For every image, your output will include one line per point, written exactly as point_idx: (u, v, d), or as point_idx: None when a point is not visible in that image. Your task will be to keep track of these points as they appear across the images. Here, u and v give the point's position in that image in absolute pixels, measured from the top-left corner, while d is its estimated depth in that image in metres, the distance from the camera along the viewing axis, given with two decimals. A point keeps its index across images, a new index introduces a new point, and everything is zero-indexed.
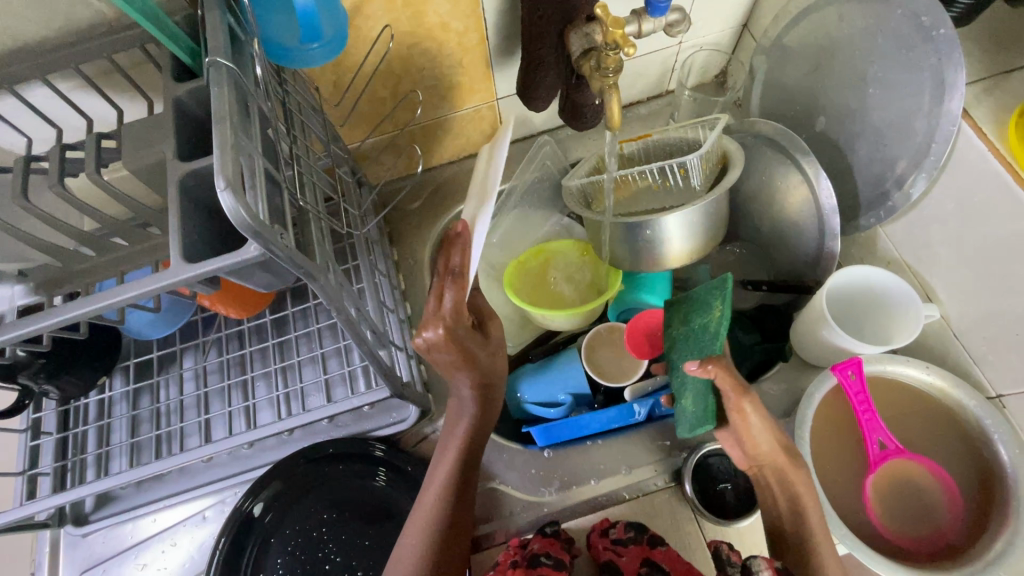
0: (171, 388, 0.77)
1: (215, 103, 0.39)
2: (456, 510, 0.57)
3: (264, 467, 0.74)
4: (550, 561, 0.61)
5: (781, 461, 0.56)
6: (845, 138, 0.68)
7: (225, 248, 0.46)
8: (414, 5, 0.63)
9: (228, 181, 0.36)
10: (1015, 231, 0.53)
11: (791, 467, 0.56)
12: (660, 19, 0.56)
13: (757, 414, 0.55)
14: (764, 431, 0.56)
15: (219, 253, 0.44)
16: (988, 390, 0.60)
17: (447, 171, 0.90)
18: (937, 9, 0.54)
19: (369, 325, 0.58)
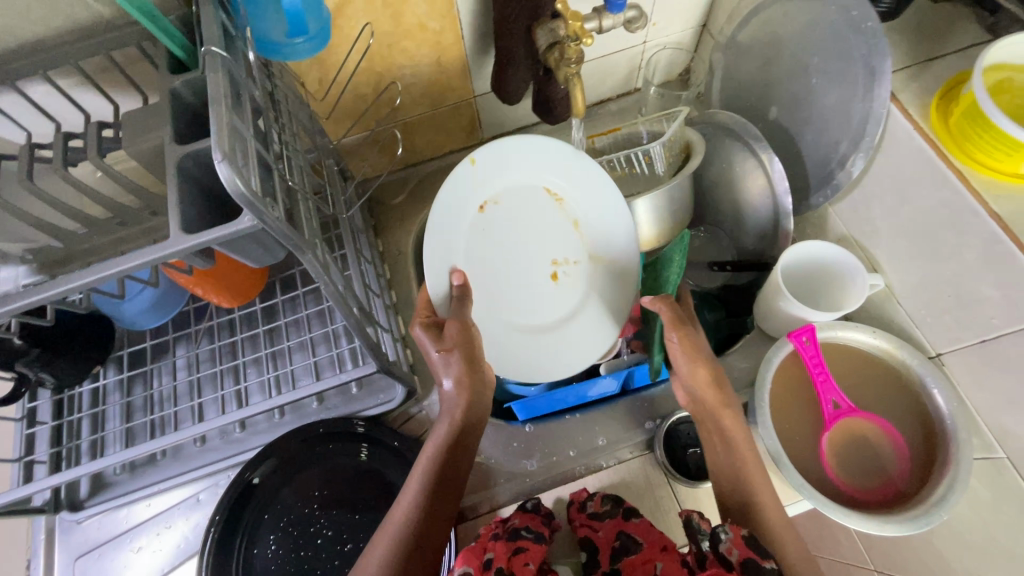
0: (164, 377, 0.80)
1: (211, 87, 0.42)
2: (430, 525, 0.54)
3: (255, 449, 0.76)
4: (529, 535, 0.61)
5: (712, 397, 0.63)
6: (794, 126, 0.74)
7: (217, 224, 0.49)
8: (394, 6, 0.67)
9: (224, 154, 0.39)
10: (941, 200, 0.59)
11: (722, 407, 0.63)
12: (619, 16, 0.62)
13: (696, 350, 0.64)
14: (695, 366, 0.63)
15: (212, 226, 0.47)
16: (929, 350, 0.64)
17: (429, 167, 0.95)
18: (864, 5, 0.60)
19: (355, 302, 0.62)
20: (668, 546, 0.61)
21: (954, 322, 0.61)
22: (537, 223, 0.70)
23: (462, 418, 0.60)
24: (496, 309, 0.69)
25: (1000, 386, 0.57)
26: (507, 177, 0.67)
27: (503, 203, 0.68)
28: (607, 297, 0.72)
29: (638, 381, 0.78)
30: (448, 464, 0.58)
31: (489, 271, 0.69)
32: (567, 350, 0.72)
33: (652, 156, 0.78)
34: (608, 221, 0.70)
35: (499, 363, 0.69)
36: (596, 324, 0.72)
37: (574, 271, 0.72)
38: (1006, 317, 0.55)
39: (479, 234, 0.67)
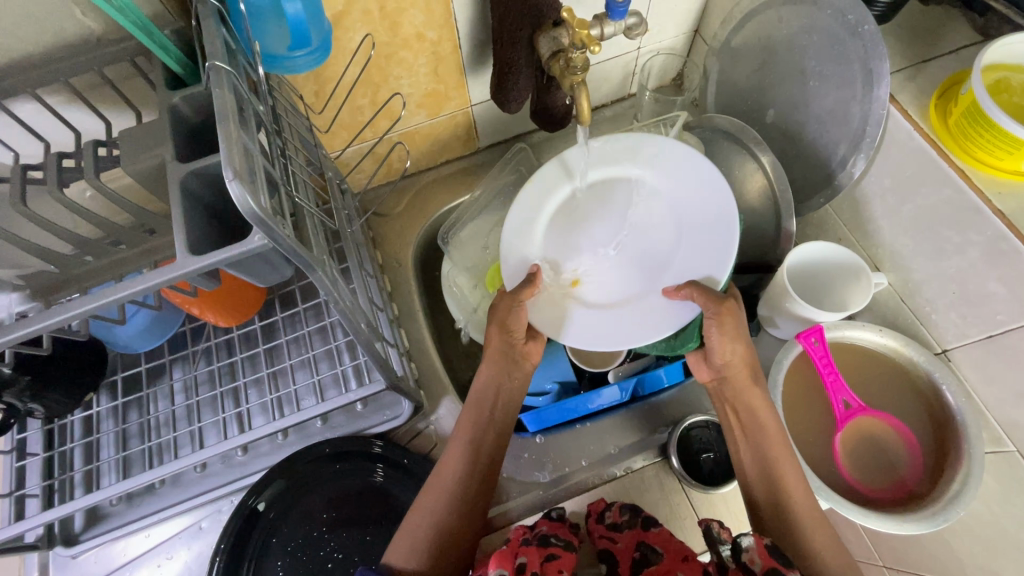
0: (160, 402, 0.77)
1: (217, 103, 0.41)
2: (476, 470, 0.63)
3: (259, 473, 0.74)
4: (561, 542, 0.59)
5: (743, 373, 0.65)
6: (792, 128, 0.75)
7: (222, 244, 0.47)
8: (391, 16, 0.67)
9: (235, 172, 0.38)
10: (943, 198, 0.60)
11: (749, 385, 0.65)
12: (620, 23, 0.62)
13: (729, 328, 0.63)
14: (736, 345, 0.64)
15: (219, 247, 0.46)
16: (936, 347, 0.65)
17: (427, 177, 0.94)
18: (861, 9, 0.61)
19: (364, 318, 0.61)
20: (689, 556, 0.58)
21: (960, 318, 0.61)
22: (607, 214, 0.74)
23: (495, 374, 0.68)
24: (584, 298, 0.72)
25: (1009, 380, 0.58)
26: (555, 188, 0.75)
27: (561, 210, 0.75)
28: (698, 244, 0.69)
29: (648, 388, 0.78)
30: (485, 416, 0.66)
31: (571, 269, 0.73)
32: (659, 308, 0.68)
33: None
34: (678, 181, 0.72)
35: (583, 335, 0.69)
36: (689, 273, 0.68)
37: (659, 237, 0.72)
38: (1012, 311, 0.56)
39: (548, 240, 0.74)
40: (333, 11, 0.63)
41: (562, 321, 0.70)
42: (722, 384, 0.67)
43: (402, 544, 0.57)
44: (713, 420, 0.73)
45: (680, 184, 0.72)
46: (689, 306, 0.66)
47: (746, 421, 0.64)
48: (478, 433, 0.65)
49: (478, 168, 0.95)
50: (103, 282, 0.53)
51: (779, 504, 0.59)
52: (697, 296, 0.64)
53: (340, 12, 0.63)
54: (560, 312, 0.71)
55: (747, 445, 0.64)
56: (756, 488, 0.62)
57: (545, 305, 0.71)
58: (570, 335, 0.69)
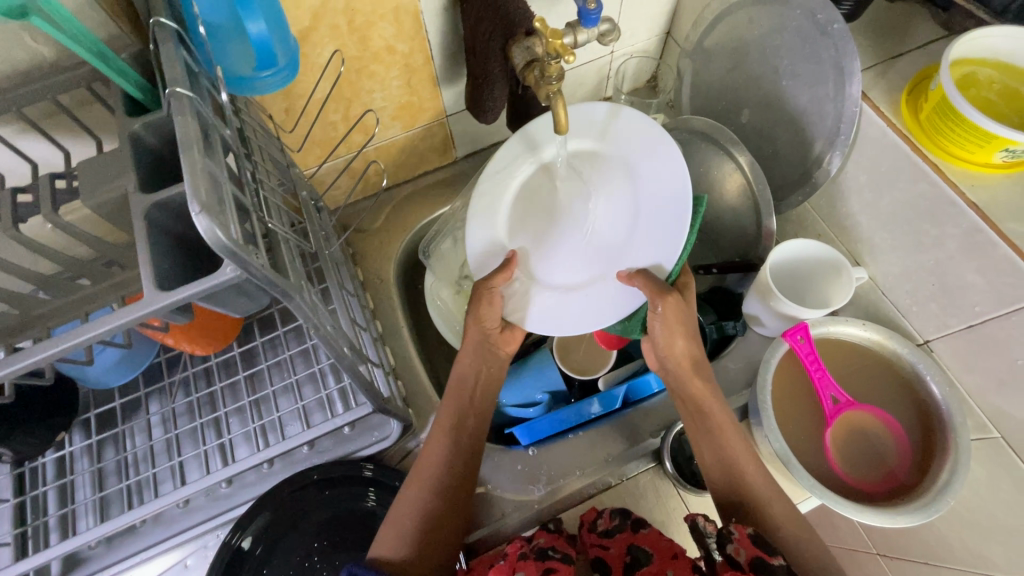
0: (137, 437, 0.74)
1: (180, 132, 0.39)
2: (461, 456, 0.63)
3: (245, 504, 0.72)
4: (558, 555, 0.58)
5: (684, 367, 0.64)
6: (768, 127, 0.76)
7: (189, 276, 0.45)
8: (360, 30, 0.65)
9: (202, 205, 0.36)
10: (918, 192, 0.60)
11: (693, 376, 0.64)
12: (593, 29, 0.61)
13: (671, 318, 0.62)
14: (671, 333, 0.63)
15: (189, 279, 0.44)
16: (917, 338, 0.66)
17: (405, 190, 0.92)
18: (829, 8, 0.62)
19: (346, 341, 0.59)
20: (679, 554, 0.58)
21: (940, 309, 0.62)
22: (571, 189, 0.72)
23: (474, 360, 0.67)
24: (547, 280, 0.71)
25: (991, 368, 0.59)
26: (520, 165, 0.74)
27: (525, 191, 0.74)
28: (660, 215, 0.66)
29: (637, 393, 0.77)
30: (465, 402, 0.66)
31: (535, 250, 0.72)
32: (617, 290, 0.68)
33: None
34: (638, 150, 0.69)
35: (545, 318, 0.70)
36: (645, 251, 0.66)
37: (619, 214, 0.70)
38: (989, 302, 0.57)
39: (511, 222, 0.74)
40: (300, 26, 0.61)
41: (525, 304, 0.70)
42: (668, 375, 0.66)
43: (387, 536, 0.57)
44: None
45: (639, 159, 0.68)
46: (635, 293, 0.66)
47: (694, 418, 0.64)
48: (459, 419, 0.65)
49: (455, 178, 0.94)
50: (67, 321, 0.50)
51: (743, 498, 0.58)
52: (645, 286, 0.63)
53: (307, 28, 0.62)
54: (523, 296, 0.70)
55: (706, 444, 0.62)
56: (717, 485, 0.61)
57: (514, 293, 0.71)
58: (533, 319, 0.70)
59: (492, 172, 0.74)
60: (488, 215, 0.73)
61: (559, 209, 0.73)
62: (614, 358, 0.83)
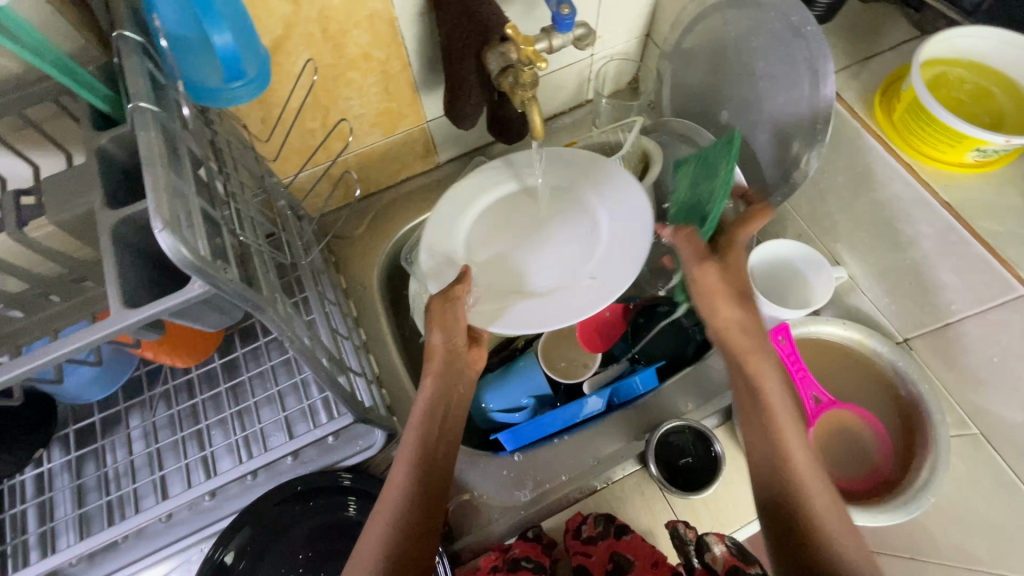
0: (118, 452, 0.74)
1: (144, 147, 0.39)
2: (427, 489, 0.56)
3: (228, 517, 0.71)
4: (530, 565, 0.65)
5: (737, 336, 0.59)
6: (746, 128, 0.76)
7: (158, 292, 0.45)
8: (335, 38, 0.65)
9: (166, 222, 0.36)
10: (894, 193, 0.61)
11: (751, 349, 0.58)
12: (568, 35, 0.61)
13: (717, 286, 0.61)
14: (718, 291, 0.60)
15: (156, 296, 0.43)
16: (897, 336, 0.66)
17: (387, 196, 0.92)
18: (802, 10, 0.62)
19: (325, 351, 0.58)
20: (660, 560, 0.63)
21: (918, 308, 0.63)
22: (534, 211, 0.74)
23: (443, 381, 0.62)
24: (511, 288, 0.69)
25: (967, 366, 0.59)
26: (478, 193, 0.75)
27: (482, 216, 0.74)
28: (618, 235, 0.69)
29: (623, 396, 0.76)
30: (435, 427, 0.60)
31: (498, 262, 0.71)
32: (586, 295, 0.66)
33: None
34: (594, 184, 0.73)
35: (511, 321, 0.65)
36: (614, 265, 0.67)
37: (577, 234, 0.71)
38: (964, 301, 0.57)
39: (473, 237, 0.73)
40: (272, 35, 0.61)
41: (489, 308, 0.66)
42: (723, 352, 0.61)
43: None
44: (690, 425, 0.72)
45: (594, 190, 0.73)
46: (601, 295, 0.65)
47: (747, 405, 0.58)
48: (428, 446, 0.58)
49: (437, 183, 0.93)
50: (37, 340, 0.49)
51: (787, 500, 0.51)
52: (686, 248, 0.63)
53: (280, 37, 0.61)
54: (487, 301, 0.67)
55: (759, 434, 0.56)
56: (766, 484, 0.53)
57: (475, 302, 0.67)
58: (498, 322, 0.65)
59: (456, 190, 0.74)
60: (446, 232, 0.72)
61: (516, 231, 0.73)
62: (599, 361, 0.83)
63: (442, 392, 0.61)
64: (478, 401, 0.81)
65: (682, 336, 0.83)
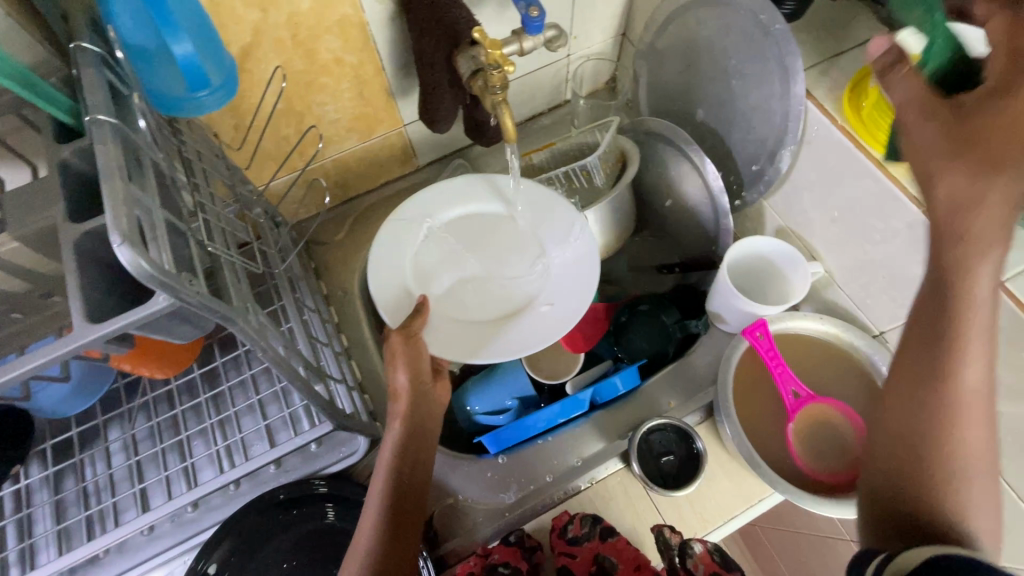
0: (98, 465, 0.73)
1: (102, 160, 0.38)
2: (398, 531, 0.53)
3: (212, 528, 0.71)
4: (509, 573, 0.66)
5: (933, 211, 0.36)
6: (722, 126, 0.77)
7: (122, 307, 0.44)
8: (305, 44, 0.65)
9: (124, 236, 0.35)
10: (865, 188, 0.61)
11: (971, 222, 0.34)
12: (538, 37, 0.61)
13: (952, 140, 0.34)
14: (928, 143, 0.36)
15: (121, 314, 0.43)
16: (873, 329, 0.68)
17: (367, 201, 0.92)
18: (770, 8, 0.62)
19: (301, 360, 0.58)
20: (642, 564, 0.67)
21: (892, 302, 0.63)
22: (486, 235, 0.74)
23: (412, 421, 0.58)
24: (468, 316, 0.69)
25: None
26: (428, 217, 0.74)
27: (431, 242, 0.73)
28: (570, 263, 0.70)
29: (605, 396, 0.77)
30: (407, 468, 0.57)
31: (453, 289, 0.70)
32: (542, 325, 0.68)
33: (589, 169, 0.79)
34: (543, 210, 0.73)
35: (472, 352, 0.66)
36: (569, 291, 0.69)
37: (529, 262, 0.72)
38: None
39: (425, 262, 0.71)
40: (241, 42, 0.60)
41: (447, 338, 0.66)
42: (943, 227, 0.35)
43: None
44: (671, 422, 0.72)
45: (543, 217, 0.73)
46: (558, 325, 0.67)
47: (924, 333, 0.38)
48: (398, 487, 0.55)
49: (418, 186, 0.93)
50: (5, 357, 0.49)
51: (914, 447, 0.39)
52: (903, 88, 0.37)
53: (249, 44, 0.61)
54: (444, 331, 0.67)
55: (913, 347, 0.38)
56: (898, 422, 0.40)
57: (434, 333, 0.66)
58: (459, 352, 0.66)
59: (408, 213, 0.73)
60: (398, 260, 0.70)
61: (468, 257, 0.72)
62: (582, 361, 0.83)
63: (411, 428, 0.58)
64: (463, 404, 0.81)
65: (662, 335, 0.81)
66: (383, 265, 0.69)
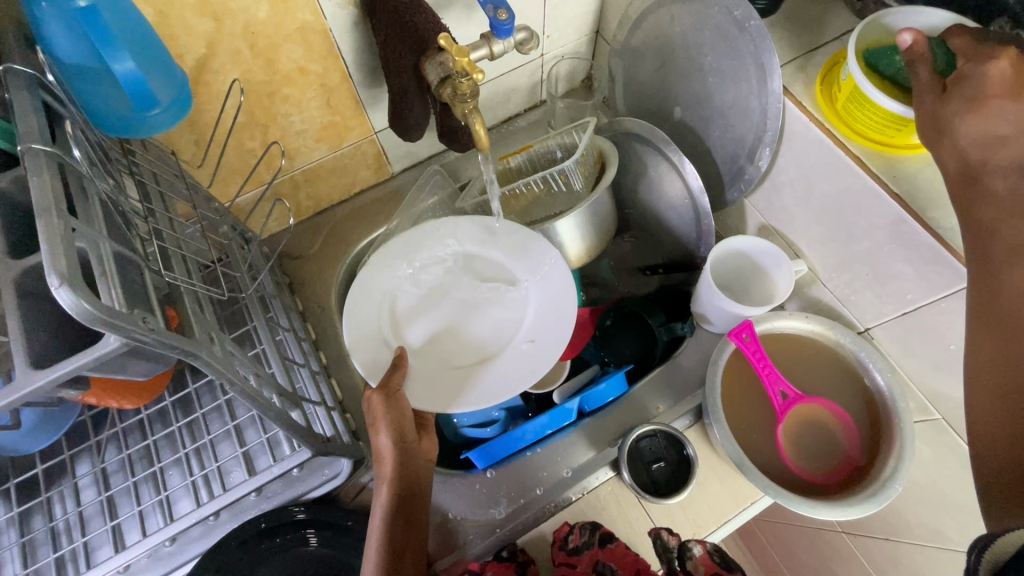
0: (67, 502, 0.69)
1: (35, 193, 0.35)
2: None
3: (192, 561, 0.67)
4: None
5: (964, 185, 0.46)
6: (700, 123, 0.75)
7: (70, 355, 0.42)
8: (264, 53, 0.61)
9: (63, 278, 0.33)
10: (845, 185, 0.60)
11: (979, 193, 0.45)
12: (509, 40, 0.59)
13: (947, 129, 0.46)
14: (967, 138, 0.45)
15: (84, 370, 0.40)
16: (859, 326, 0.67)
17: (341, 211, 0.89)
18: (744, 4, 0.61)
19: (275, 388, 0.56)
20: (642, 569, 0.65)
21: (876, 298, 0.63)
22: (461, 275, 0.71)
23: (399, 484, 0.59)
24: (447, 362, 0.66)
25: (926, 353, 0.60)
26: (401, 260, 0.71)
27: (404, 288, 0.70)
28: (550, 295, 0.68)
29: (593, 404, 0.75)
30: (399, 533, 0.58)
31: (431, 337, 0.67)
32: (527, 361, 0.65)
33: (568, 174, 0.75)
34: (517, 245, 0.71)
35: (453, 401, 0.63)
36: (549, 326, 0.67)
37: (507, 298, 0.69)
38: (920, 291, 0.57)
39: (400, 309, 0.69)
40: (195, 54, 0.57)
41: (427, 389, 0.64)
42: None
43: None
44: (660, 428, 0.71)
45: (517, 252, 0.71)
46: (544, 359, 0.65)
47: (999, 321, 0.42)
48: (394, 552, 0.57)
49: (394, 194, 0.90)
50: None
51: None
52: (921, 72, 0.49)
53: (204, 55, 0.58)
54: (425, 380, 0.64)
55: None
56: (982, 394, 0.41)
57: (415, 384, 0.64)
58: (439, 403, 0.63)
59: (379, 257, 0.71)
60: (369, 307, 0.68)
61: (443, 302, 0.70)
62: (568, 369, 0.82)
63: (402, 483, 0.60)
64: (449, 418, 0.79)
65: (648, 336, 0.81)
66: (355, 310, 0.67)
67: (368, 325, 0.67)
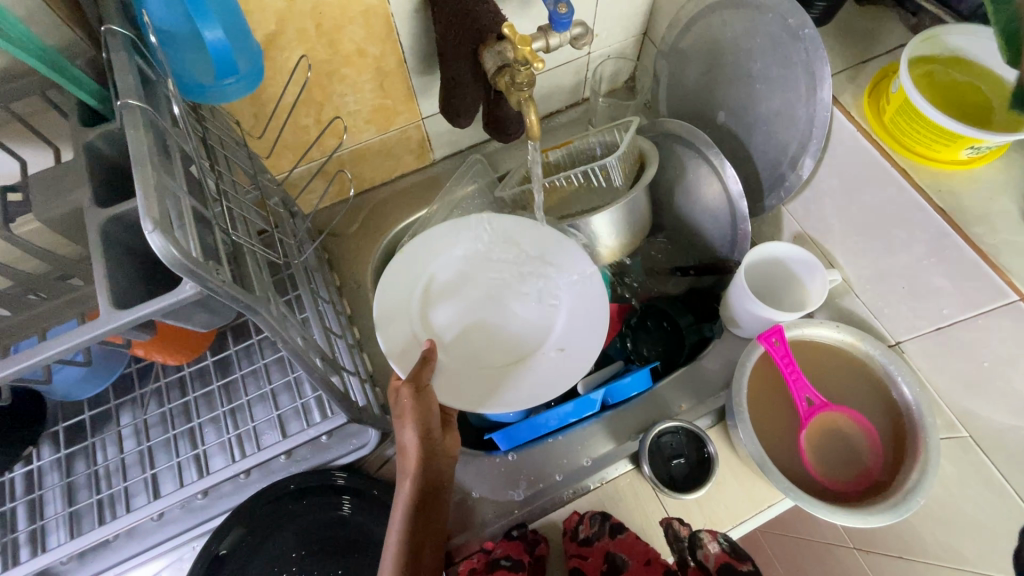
0: (108, 449, 0.73)
1: (133, 147, 0.38)
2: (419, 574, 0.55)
3: (222, 515, 0.70)
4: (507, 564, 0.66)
5: None
6: (742, 129, 0.77)
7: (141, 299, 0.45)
8: (328, 34, 0.64)
9: (155, 223, 0.35)
10: (888, 198, 0.61)
11: None
12: (565, 33, 0.61)
13: None
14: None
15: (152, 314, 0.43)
16: (889, 339, 0.67)
17: (380, 193, 0.91)
18: (800, 13, 0.62)
19: (319, 352, 0.58)
20: (652, 559, 0.67)
21: (910, 312, 0.63)
22: (495, 278, 0.73)
23: (423, 480, 0.57)
24: (475, 360, 0.68)
25: (956, 369, 0.60)
26: (435, 254, 0.73)
27: (435, 283, 0.72)
28: (583, 304, 0.70)
29: (616, 397, 0.76)
30: (419, 525, 0.58)
31: (462, 335, 0.69)
32: (555, 369, 0.67)
33: (609, 171, 0.77)
34: (552, 251, 0.73)
35: (479, 400, 0.65)
36: (580, 336, 0.69)
37: (538, 304, 0.71)
38: (955, 306, 0.57)
39: (433, 299, 0.71)
40: (266, 31, 0.60)
41: (455, 384, 0.65)
42: None
43: None
44: (682, 425, 0.72)
45: (551, 257, 0.73)
46: (573, 368, 0.67)
47: None
48: (413, 534, 0.57)
49: (433, 180, 0.93)
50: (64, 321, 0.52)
51: None
52: None
53: (273, 32, 0.60)
54: (454, 375, 0.66)
55: None
56: None
57: (445, 379, 0.65)
58: (466, 401, 0.65)
59: (415, 243, 0.73)
60: (403, 295, 0.70)
61: (475, 301, 0.71)
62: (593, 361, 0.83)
63: (426, 477, 0.58)
64: None
65: (672, 338, 0.83)
66: (390, 292, 0.69)
67: (400, 311, 0.69)
